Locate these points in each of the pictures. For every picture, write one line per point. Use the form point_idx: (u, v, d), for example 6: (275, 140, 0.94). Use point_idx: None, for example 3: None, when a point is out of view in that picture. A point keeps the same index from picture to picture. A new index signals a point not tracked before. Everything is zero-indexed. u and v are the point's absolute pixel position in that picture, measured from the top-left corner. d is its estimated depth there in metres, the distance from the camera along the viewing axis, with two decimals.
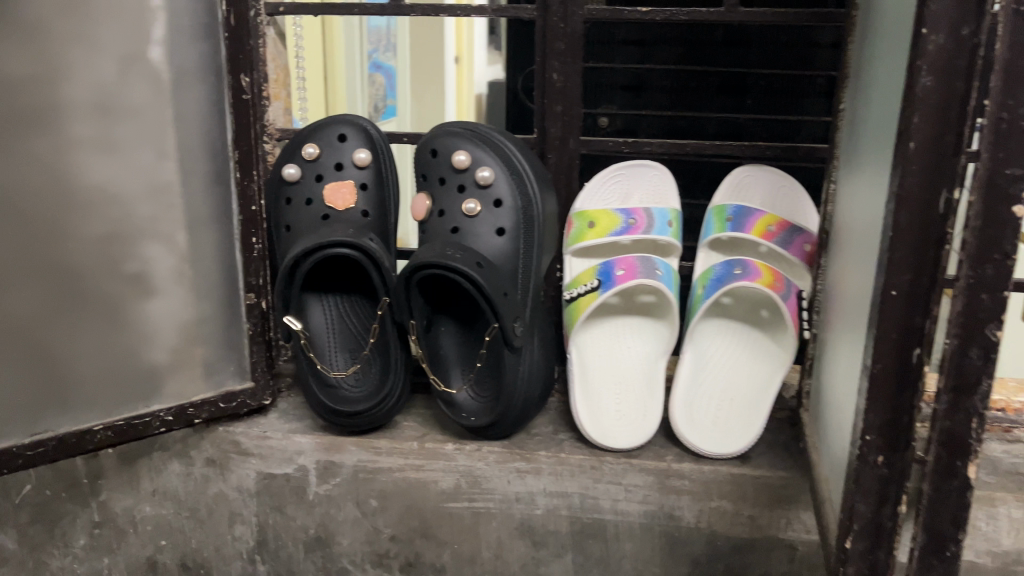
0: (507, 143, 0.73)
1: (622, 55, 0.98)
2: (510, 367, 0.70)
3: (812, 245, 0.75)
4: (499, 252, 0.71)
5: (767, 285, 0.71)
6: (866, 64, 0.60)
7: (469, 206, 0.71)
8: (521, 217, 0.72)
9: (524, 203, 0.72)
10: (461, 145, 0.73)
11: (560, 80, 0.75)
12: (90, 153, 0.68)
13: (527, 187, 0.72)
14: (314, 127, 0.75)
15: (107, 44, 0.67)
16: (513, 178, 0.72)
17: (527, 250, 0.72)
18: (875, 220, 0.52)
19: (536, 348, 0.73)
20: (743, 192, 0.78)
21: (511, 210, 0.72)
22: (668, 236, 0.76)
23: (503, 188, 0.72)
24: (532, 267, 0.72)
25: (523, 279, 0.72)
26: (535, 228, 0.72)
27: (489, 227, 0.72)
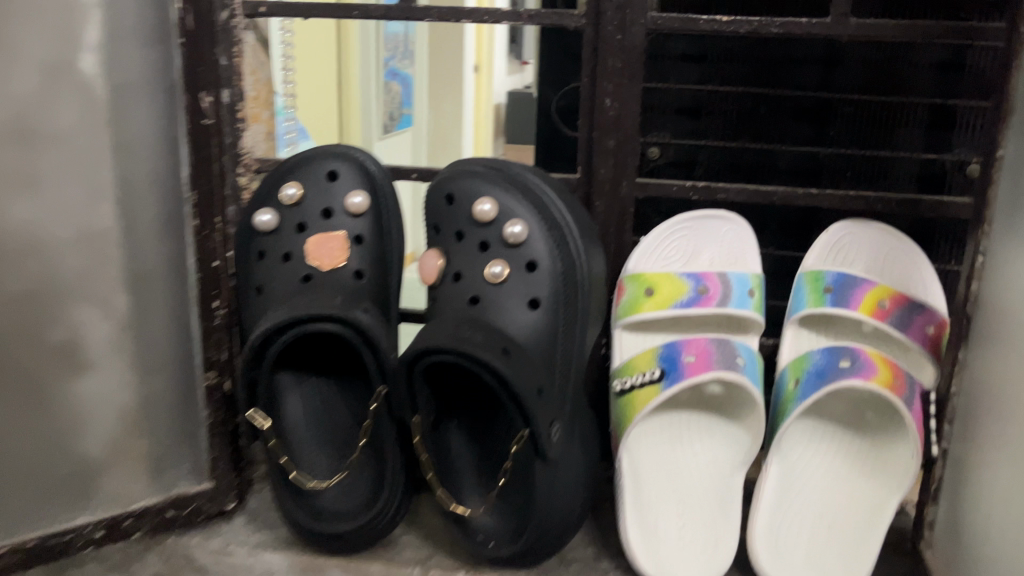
0: (546, 190, 0.56)
1: (680, 73, 0.80)
2: (544, 487, 0.53)
3: (937, 327, 0.58)
4: (532, 333, 0.54)
5: (885, 385, 0.53)
6: None
7: (494, 270, 0.55)
8: (561, 286, 0.55)
9: (566, 268, 0.55)
10: (486, 191, 0.56)
11: (613, 107, 0.58)
12: (8, 191, 0.50)
13: (570, 246, 0.55)
14: (298, 161, 0.58)
15: (27, 48, 0.49)
16: (552, 236, 0.55)
17: (568, 330, 0.55)
18: None
19: (576, 456, 0.56)
20: (843, 254, 0.62)
21: (549, 278, 0.55)
22: (750, 309, 0.58)
23: (539, 247, 0.55)
24: (573, 352, 0.55)
25: (562, 367, 0.54)
26: (578, 300, 0.55)
27: (519, 298, 0.55)
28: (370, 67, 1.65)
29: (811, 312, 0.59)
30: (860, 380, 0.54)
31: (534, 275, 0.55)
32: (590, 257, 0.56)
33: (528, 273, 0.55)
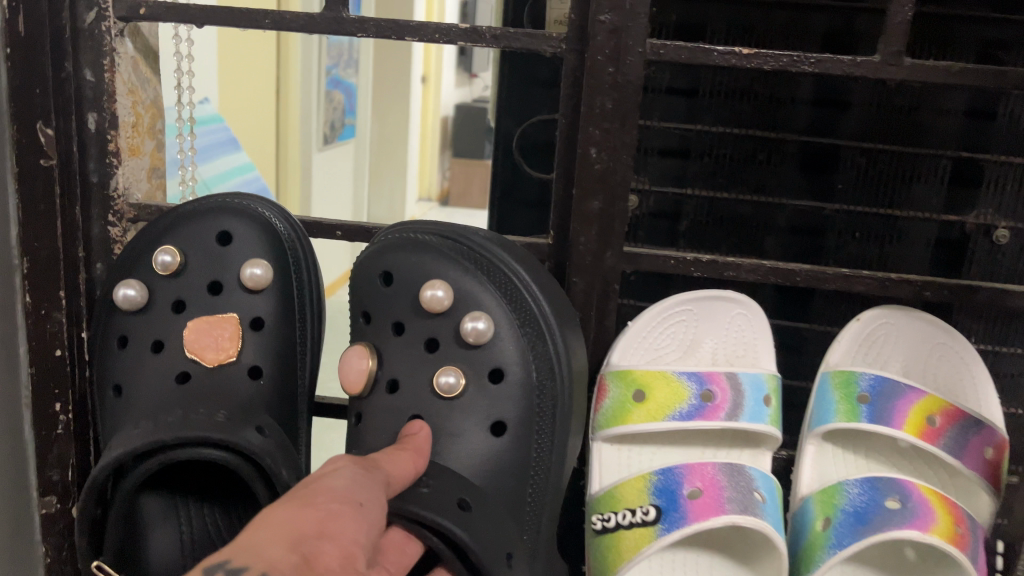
0: (522, 275, 0.42)
1: (663, 106, 0.56)
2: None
3: (996, 450, 0.46)
4: (489, 468, 0.41)
5: (948, 538, 0.41)
6: None
7: (447, 382, 0.41)
8: (533, 405, 0.42)
9: (542, 384, 0.42)
10: (441, 273, 0.42)
11: (600, 160, 0.45)
12: None
13: (550, 354, 0.42)
14: (174, 216, 0.43)
15: None
16: (528, 339, 0.42)
17: (538, 464, 0.42)
18: None
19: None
20: (878, 348, 0.49)
21: (517, 394, 0.42)
22: (767, 421, 0.46)
23: (508, 355, 0.42)
24: (542, 493, 0.42)
25: (522, 513, 0.42)
26: (555, 427, 0.42)
27: (478, 421, 0.42)
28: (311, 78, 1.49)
29: (843, 426, 0.46)
30: (912, 530, 0.41)
31: (498, 389, 0.42)
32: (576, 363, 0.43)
33: (491, 387, 0.42)
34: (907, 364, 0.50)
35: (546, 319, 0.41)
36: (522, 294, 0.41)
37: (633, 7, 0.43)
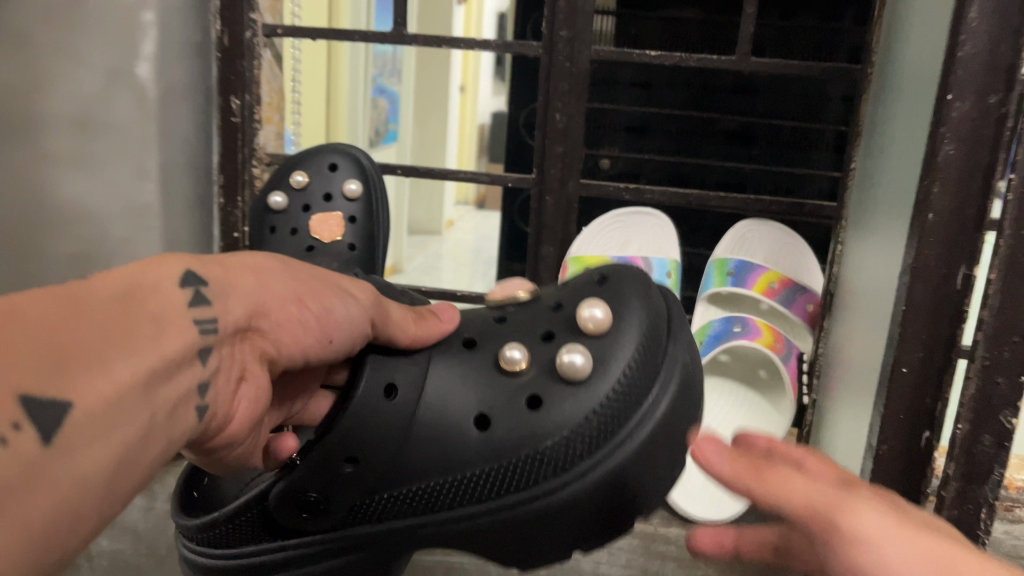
0: (660, 411, 0.34)
1: (628, 97, 0.95)
2: (285, 521, 0.37)
3: (815, 305, 0.71)
4: (441, 443, 0.37)
5: (766, 345, 0.68)
6: (878, 122, 0.58)
7: (513, 355, 0.36)
8: (518, 453, 0.35)
9: (558, 465, 0.35)
10: (622, 311, 0.36)
11: (562, 121, 0.72)
12: (68, 170, 0.68)
13: (580, 458, 0.35)
14: (301, 156, 0.73)
15: (92, 58, 0.66)
16: (588, 430, 0.35)
17: (463, 489, 0.36)
18: (886, 288, 0.49)
19: (337, 551, 0.39)
20: (746, 245, 0.76)
21: (525, 440, 0.35)
22: (666, 286, 0.73)
23: (564, 407, 0.35)
24: (422, 506, 0.37)
25: (408, 483, 0.37)
26: (515, 492, 0.35)
27: (479, 418, 0.36)
28: (366, 82, 1.79)
29: (718, 291, 0.73)
30: (748, 341, 0.68)
31: (537, 425, 0.35)
32: (605, 499, 0.35)
33: (527, 411, 0.36)
34: (768, 257, 0.75)
35: (631, 443, 0.34)
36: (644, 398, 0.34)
37: (579, 25, 0.70)
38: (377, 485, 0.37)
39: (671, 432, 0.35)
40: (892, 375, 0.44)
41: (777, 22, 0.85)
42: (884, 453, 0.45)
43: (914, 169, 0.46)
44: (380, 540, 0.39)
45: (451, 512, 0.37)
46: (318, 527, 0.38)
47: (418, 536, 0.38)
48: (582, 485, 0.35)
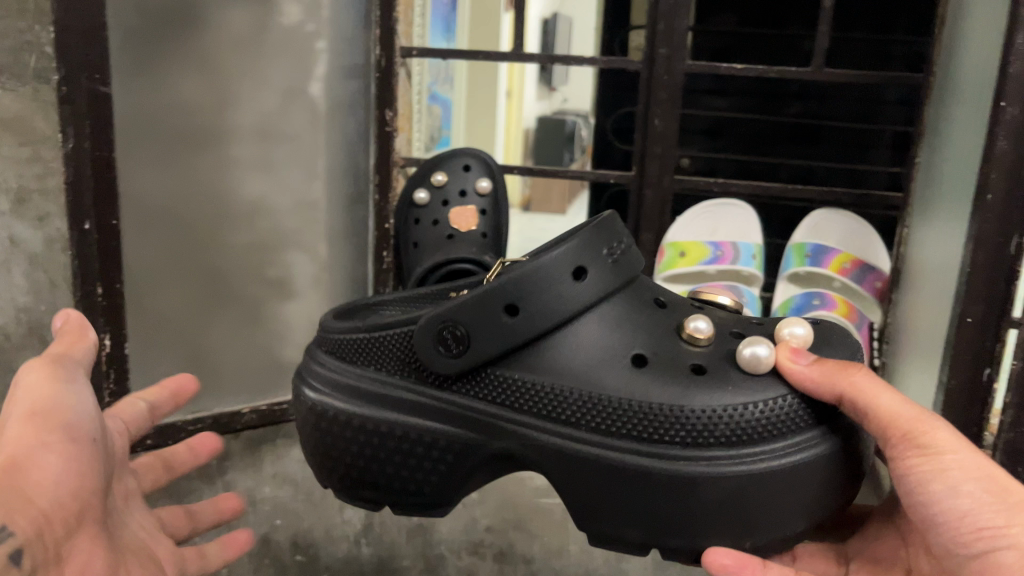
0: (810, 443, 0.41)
1: (705, 103, 1.07)
2: (423, 351, 0.44)
3: (883, 282, 0.83)
4: (596, 366, 0.44)
5: (843, 315, 0.79)
6: (941, 123, 0.71)
7: (699, 326, 0.44)
8: (663, 401, 0.42)
9: (691, 434, 0.42)
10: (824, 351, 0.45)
11: (661, 125, 0.83)
12: (251, 173, 0.81)
13: (715, 439, 0.42)
14: (439, 159, 0.85)
15: (273, 80, 0.80)
16: (739, 414, 0.41)
17: (592, 412, 0.43)
18: (953, 260, 0.64)
19: (450, 413, 0.46)
20: (820, 231, 0.87)
21: (679, 390, 0.42)
22: (752, 267, 0.86)
23: (729, 389, 0.42)
24: (543, 416, 0.44)
25: (547, 384, 0.44)
26: (638, 440, 0.43)
27: (636, 365, 0.44)
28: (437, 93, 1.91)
29: (796, 270, 0.85)
30: (826, 312, 0.80)
31: (701, 381, 0.43)
32: (710, 494, 0.41)
33: (689, 373, 0.43)
34: (840, 241, 0.86)
35: (761, 456, 0.41)
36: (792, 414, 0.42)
37: (676, 44, 0.82)
38: (514, 363, 0.44)
39: (816, 464, 0.41)
40: (959, 326, 0.61)
41: (848, 34, 0.96)
42: (953, 386, 0.62)
43: (974, 166, 0.61)
44: (488, 426, 0.45)
45: (567, 428, 0.44)
46: (447, 365, 0.44)
47: (520, 435, 0.45)
48: (706, 452, 0.42)
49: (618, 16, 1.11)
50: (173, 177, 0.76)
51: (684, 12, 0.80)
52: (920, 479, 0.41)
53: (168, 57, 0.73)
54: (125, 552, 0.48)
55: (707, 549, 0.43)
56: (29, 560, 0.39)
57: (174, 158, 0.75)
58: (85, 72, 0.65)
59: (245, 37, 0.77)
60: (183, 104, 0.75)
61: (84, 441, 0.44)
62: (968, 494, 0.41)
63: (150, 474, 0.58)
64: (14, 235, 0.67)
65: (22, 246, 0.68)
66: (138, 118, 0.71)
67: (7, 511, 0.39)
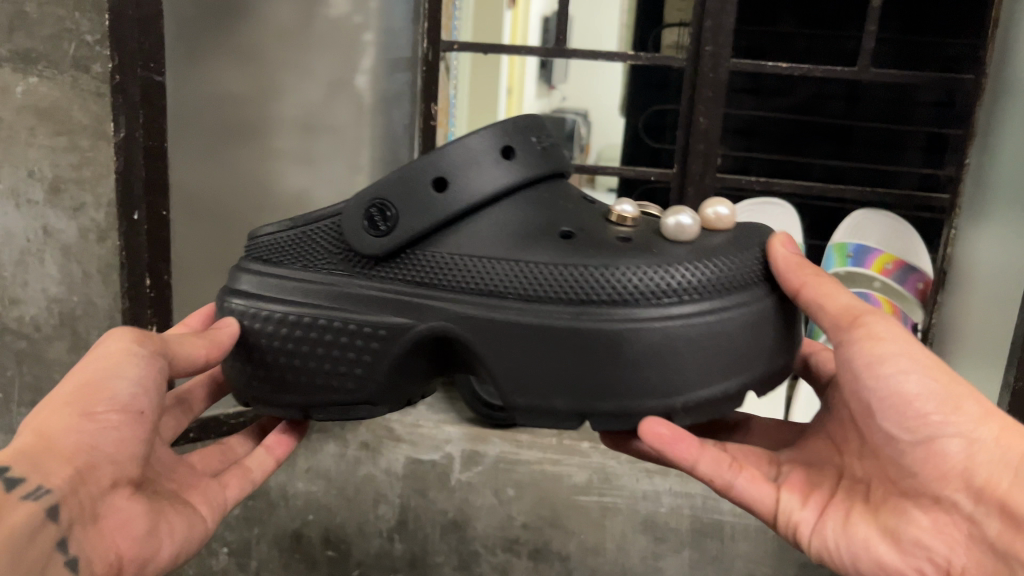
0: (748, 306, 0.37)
1: (740, 102, 1.05)
2: (349, 231, 0.41)
3: (924, 283, 0.83)
4: (519, 235, 0.39)
5: (888, 314, 0.80)
6: (995, 131, 0.73)
7: (626, 209, 0.41)
8: (594, 263, 0.38)
9: (622, 293, 0.37)
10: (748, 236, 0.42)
11: (705, 123, 0.83)
12: (292, 164, 0.81)
13: (653, 300, 0.37)
14: None
15: (319, 73, 0.81)
16: (676, 274, 0.37)
17: (520, 278, 0.38)
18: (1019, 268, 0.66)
19: (365, 294, 0.40)
20: (860, 231, 0.87)
21: (611, 253, 0.38)
22: None
23: (663, 253, 0.38)
24: (463, 286, 0.39)
25: (467, 254, 0.39)
26: (566, 304, 0.37)
27: (563, 239, 0.39)
28: None
29: (837, 270, 0.85)
30: (871, 311, 0.81)
31: (632, 249, 0.39)
32: (646, 354, 0.36)
33: (618, 243, 0.39)
34: (880, 241, 0.86)
35: (698, 314, 0.36)
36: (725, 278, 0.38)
37: (722, 41, 0.81)
38: (437, 238, 0.40)
39: (744, 326, 0.37)
40: None
41: (897, 36, 0.97)
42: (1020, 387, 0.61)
43: None
44: (401, 300, 0.39)
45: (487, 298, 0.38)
46: (375, 245, 0.40)
47: (437, 307, 0.39)
48: (637, 309, 0.36)
49: (652, 14, 1.11)
50: (218, 171, 0.75)
51: (731, 10, 0.79)
52: (866, 351, 0.42)
53: (216, 48, 0.72)
54: (162, 500, 0.44)
55: (642, 422, 0.37)
56: (66, 515, 0.37)
57: (221, 151, 0.75)
58: (139, 61, 0.64)
59: (289, 30, 0.78)
60: (226, 95, 0.74)
61: (129, 419, 0.40)
62: (911, 377, 0.41)
63: (172, 416, 0.52)
64: (49, 224, 0.73)
65: (56, 237, 0.73)
66: (192, 107, 0.71)
67: (30, 467, 0.37)
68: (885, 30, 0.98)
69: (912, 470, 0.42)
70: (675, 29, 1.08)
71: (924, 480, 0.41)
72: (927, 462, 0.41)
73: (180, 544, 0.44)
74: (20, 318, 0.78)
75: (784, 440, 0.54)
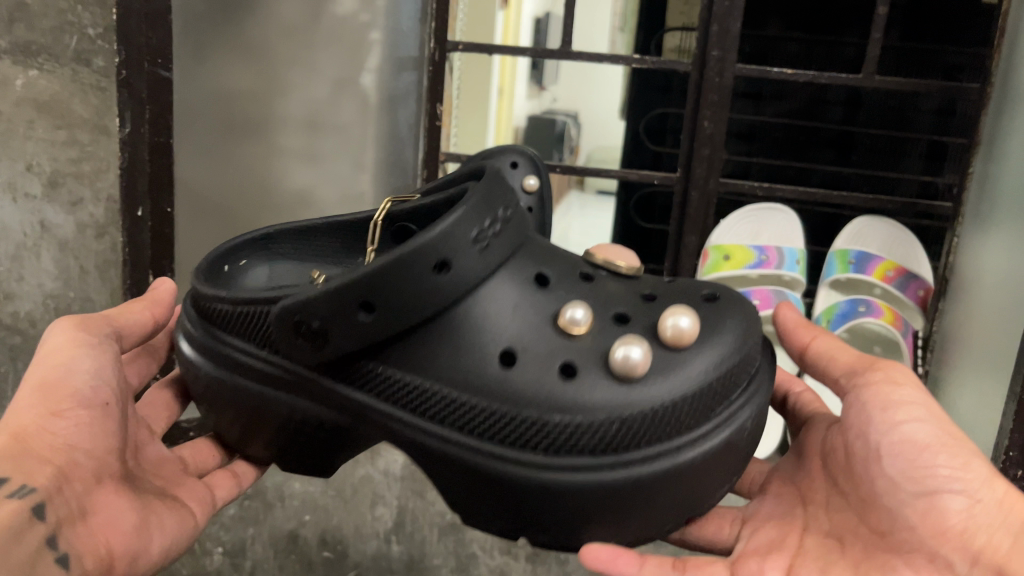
0: (681, 458, 0.36)
1: (740, 106, 1.06)
2: (280, 338, 0.40)
3: (925, 290, 0.83)
4: (457, 358, 0.39)
5: (890, 322, 0.80)
6: (1003, 138, 0.73)
7: (573, 316, 0.38)
8: (526, 409, 0.37)
9: (552, 445, 0.37)
10: (712, 339, 0.38)
11: (710, 127, 0.83)
12: (295, 163, 0.81)
13: (584, 451, 0.37)
14: (487, 155, 0.84)
15: (324, 69, 0.80)
16: (609, 427, 0.36)
17: (456, 412, 0.39)
18: None
19: (319, 395, 0.42)
20: (862, 238, 0.88)
21: (543, 397, 0.37)
22: (796, 272, 0.86)
23: (599, 396, 0.37)
24: (403, 404, 0.40)
25: (409, 375, 0.39)
26: (499, 446, 0.38)
27: (503, 361, 0.38)
28: None
29: (837, 276, 0.85)
30: (873, 319, 0.80)
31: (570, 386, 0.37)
32: (571, 505, 0.37)
33: (556, 381, 0.37)
34: (883, 248, 0.86)
35: (629, 471, 0.36)
36: (660, 431, 0.36)
37: (728, 47, 0.81)
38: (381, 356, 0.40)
39: (684, 477, 0.37)
40: None
41: (897, 44, 0.97)
42: None
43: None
44: (353, 409, 0.41)
45: (429, 426, 0.39)
46: (309, 360, 0.40)
47: (387, 427, 0.41)
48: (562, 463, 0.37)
49: (653, 18, 1.11)
50: (220, 167, 0.76)
51: (737, 15, 0.80)
52: (882, 395, 0.44)
53: (219, 43, 0.73)
54: (150, 496, 0.46)
55: (584, 545, 0.39)
56: (54, 515, 0.40)
57: (219, 148, 0.76)
58: (147, 56, 0.65)
59: (295, 27, 0.78)
60: (226, 92, 0.75)
61: (96, 412, 0.44)
62: (923, 427, 0.43)
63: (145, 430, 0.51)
64: (45, 219, 0.71)
65: (53, 232, 0.72)
66: (193, 102, 0.72)
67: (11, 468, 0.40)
68: (886, 39, 0.98)
69: (907, 523, 0.42)
70: (677, 33, 1.08)
71: (921, 535, 0.42)
72: (926, 517, 0.42)
73: (170, 540, 0.46)
74: (16, 313, 0.75)
75: (790, 446, 0.54)
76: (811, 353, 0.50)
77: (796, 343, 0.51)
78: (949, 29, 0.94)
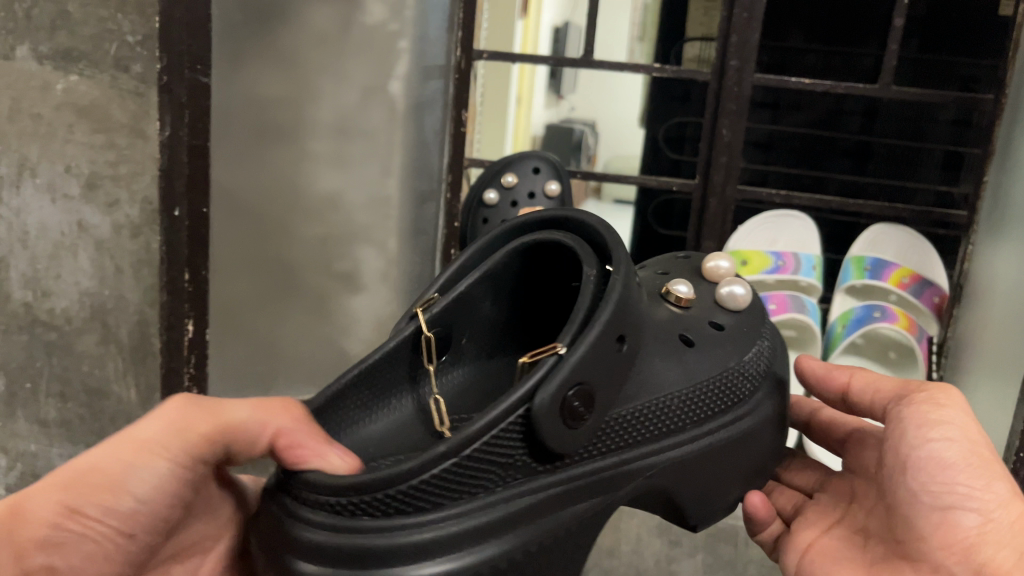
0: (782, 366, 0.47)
1: (757, 116, 1.07)
2: (553, 438, 0.34)
3: (940, 297, 0.84)
4: (670, 369, 0.41)
5: (905, 328, 0.81)
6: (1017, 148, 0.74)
7: (682, 290, 0.45)
8: (725, 371, 0.43)
9: (735, 394, 0.43)
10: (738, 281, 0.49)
11: (728, 136, 0.85)
12: (326, 167, 0.84)
13: (753, 393, 0.44)
14: (511, 160, 0.86)
15: (355, 77, 0.83)
16: (761, 362, 0.45)
17: (686, 409, 0.41)
18: None
19: (570, 492, 0.37)
20: (877, 245, 0.89)
21: (719, 357, 0.43)
22: (813, 278, 0.88)
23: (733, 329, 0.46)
24: (641, 434, 0.39)
25: (637, 400, 0.39)
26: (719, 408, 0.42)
27: (675, 358, 0.42)
28: None
29: (853, 282, 0.87)
30: (887, 324, 0.82)
31: (704, 356, 0.43)
32: (760, 442, 0.44)
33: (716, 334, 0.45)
34: (898, 256, 0.88)
35: (774, 391, 0.45)
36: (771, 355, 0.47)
37: (747, 57, 0.83)
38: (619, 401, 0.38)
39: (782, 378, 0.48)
40: None
41: (915, 55, 0.99)
42: None
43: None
44: (597, 480, 0.38)
45: (665, 437, 0.40)
46: (581, 443, 0.36)
47: (635, 468, 0.39)
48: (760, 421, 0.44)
49: (673, 28, 1.13)
50: (253, 168, 0.78)
51: (756, 26, 0.82)
52: (920, 413, 0.44)
53: (255, 49, 0.76)
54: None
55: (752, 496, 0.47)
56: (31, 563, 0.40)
57: (253, 150, 0.78)
58: (187, 63, 0.69)
59: (328, 35, 0.80)
60: (260, 96, 0.77)
61: (112, 537, 0.41)
62: (953, 446, 0.42)
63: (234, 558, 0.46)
64: (81, 219, 0.77)
65: (88, 231, 0.77)
66: (230, 106, 0.74)
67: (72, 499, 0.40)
68: (905, 48, 0.99)
69: (920, 534, 0.42)
70: (697, 42, 1.10)
71: (932, 547, 0.42)
72: (952, 531, 0.41)
73: None
74: (53, 309, 0.81)
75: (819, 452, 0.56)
76: (851, 393, 0.51)
77: (834, 386, 0.52)
78: (965, 42, 0.96)
